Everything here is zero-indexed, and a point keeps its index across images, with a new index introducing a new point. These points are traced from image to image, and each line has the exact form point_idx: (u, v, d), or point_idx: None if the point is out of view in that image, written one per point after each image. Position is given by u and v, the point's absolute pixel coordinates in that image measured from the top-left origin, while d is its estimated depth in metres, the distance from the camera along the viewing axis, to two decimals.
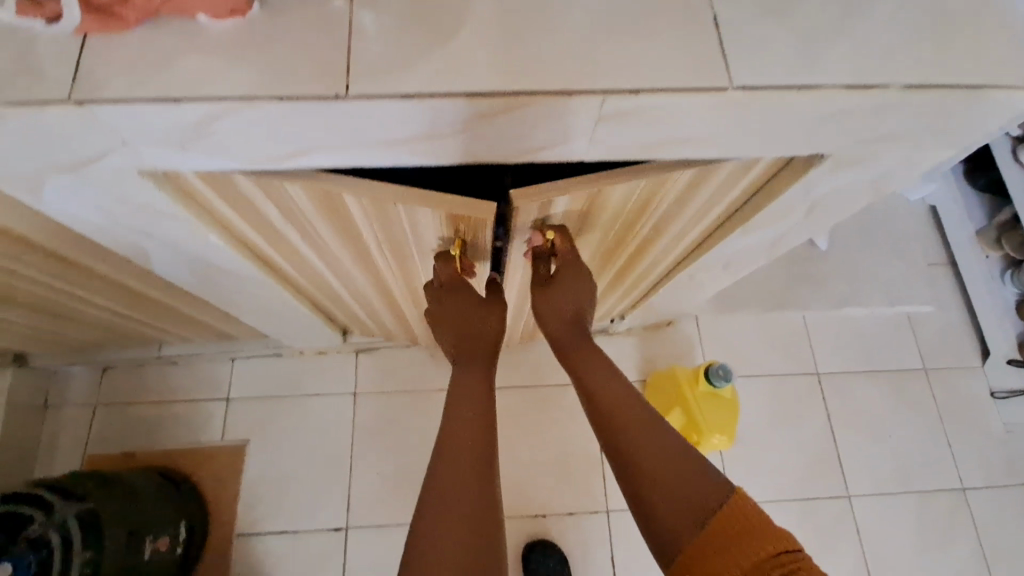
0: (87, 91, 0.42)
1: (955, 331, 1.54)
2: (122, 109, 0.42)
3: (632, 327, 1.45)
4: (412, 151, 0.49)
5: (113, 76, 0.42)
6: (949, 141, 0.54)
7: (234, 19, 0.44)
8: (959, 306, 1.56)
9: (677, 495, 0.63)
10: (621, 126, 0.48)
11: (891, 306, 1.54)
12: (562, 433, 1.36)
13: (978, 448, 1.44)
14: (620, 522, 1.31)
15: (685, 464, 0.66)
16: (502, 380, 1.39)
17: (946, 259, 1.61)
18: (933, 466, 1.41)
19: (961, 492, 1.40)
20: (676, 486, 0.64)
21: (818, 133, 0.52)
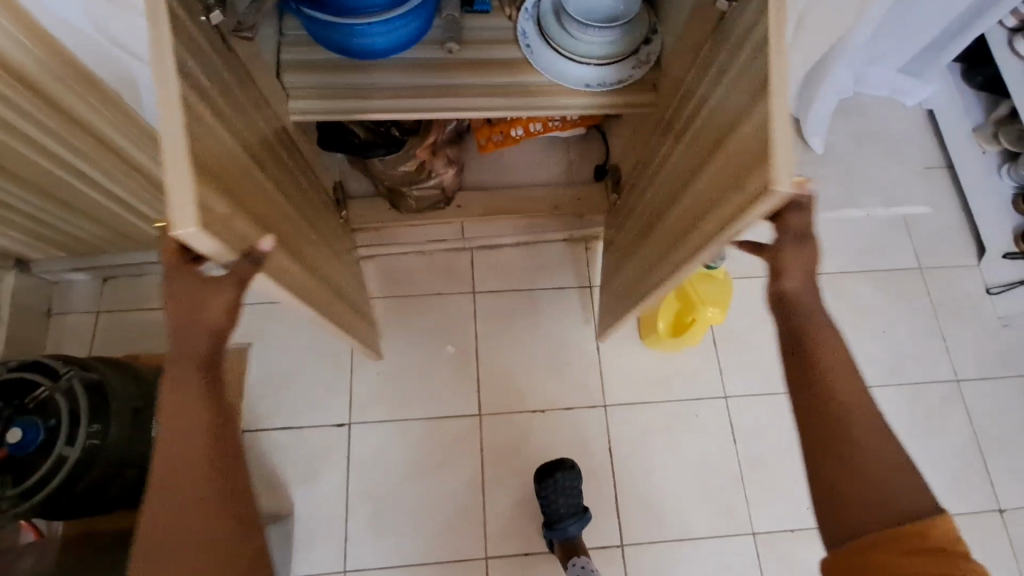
0: None
1: (952, 231, 1.54)
2: None
3: None
4: None
5: None
6: None
7: None
8: (956, 207, 1.56)
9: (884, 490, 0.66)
10: None
11: (887, 207, 1.54)
12: (559, 332, 1.38)
13: (973, 341, 1.45)
14: (619, 416, 1.32)
15: (894, 460, 0.68)
16: (499, 283, 1.40)
17: (943, 162, 1.60)
18: (929, 359, 1.42)
19: (955, 383, 1.41)
20: (893, 488, 0.66)
21: None
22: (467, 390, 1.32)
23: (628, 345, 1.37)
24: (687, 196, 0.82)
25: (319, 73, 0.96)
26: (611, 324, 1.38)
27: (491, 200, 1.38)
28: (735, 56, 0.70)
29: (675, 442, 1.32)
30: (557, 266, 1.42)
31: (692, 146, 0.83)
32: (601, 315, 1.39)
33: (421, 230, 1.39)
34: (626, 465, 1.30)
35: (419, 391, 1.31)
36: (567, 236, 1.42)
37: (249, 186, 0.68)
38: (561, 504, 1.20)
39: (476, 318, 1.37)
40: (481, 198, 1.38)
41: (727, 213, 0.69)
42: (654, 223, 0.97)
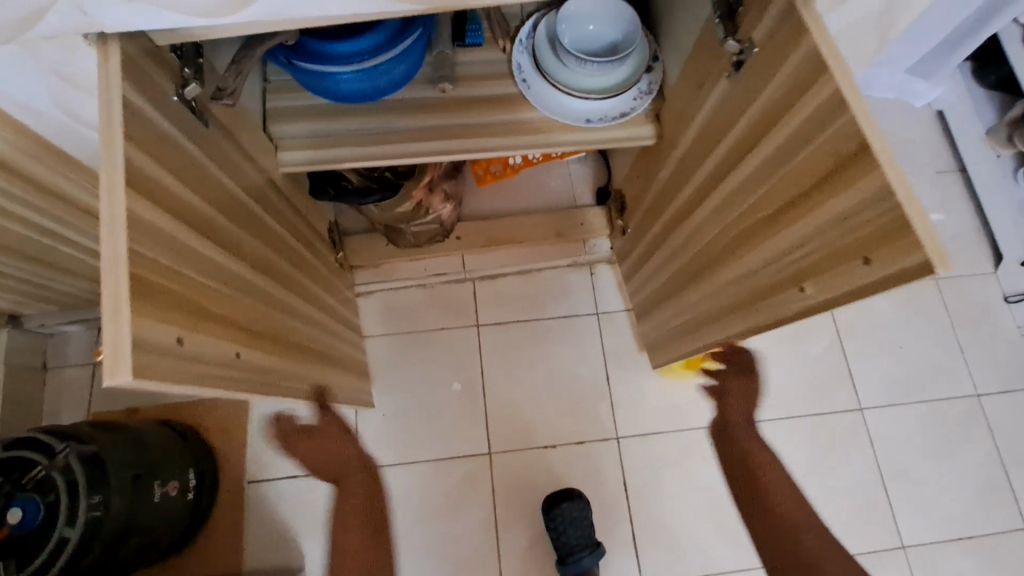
0: None
1: (966, 239, 1.49)
2: None
3: None
4: None
5: None
6: None
7: None
8: (970, 213, 1.51)
9: None
10: None
11: None
12: (569, 365, 1.34)
13: (992, 354, 1.40)
14: (631, 448, 1.29)
15: None
16: (504, 316, 1.36)
17: (954, 167, 1.55)
18: (947, 375, 1.38)
19: (976, 399, 1.37)
20: None
21: None
22: (475, 428, 1.28)
23: (639, 375, 1.33)
24: (750, 263, 0.73)
25: (305, 120, 0.91)
26: (620, 353, 1.35)
27: (491, 230, 1.34)
28: (748, 104, 0.65)
29: (689, 472, 1.28)
30: (563, 296, 1.38)
31: (727, 212, 0.74)
32: (609, 344, 1.35)
33: (421, 265, 1.35)
34: (640, 498, 1.27)
35: (425, 431, 1.28)
36: (572, 265, 1.38)
37: (232, 266, 0.63)
38: (573, 536, 1.17)
39: (481, 354, 1.33)
40: (480, 229, 1.33)
41: (838, 286, 0.59)
42: (698, 273, 0.90)
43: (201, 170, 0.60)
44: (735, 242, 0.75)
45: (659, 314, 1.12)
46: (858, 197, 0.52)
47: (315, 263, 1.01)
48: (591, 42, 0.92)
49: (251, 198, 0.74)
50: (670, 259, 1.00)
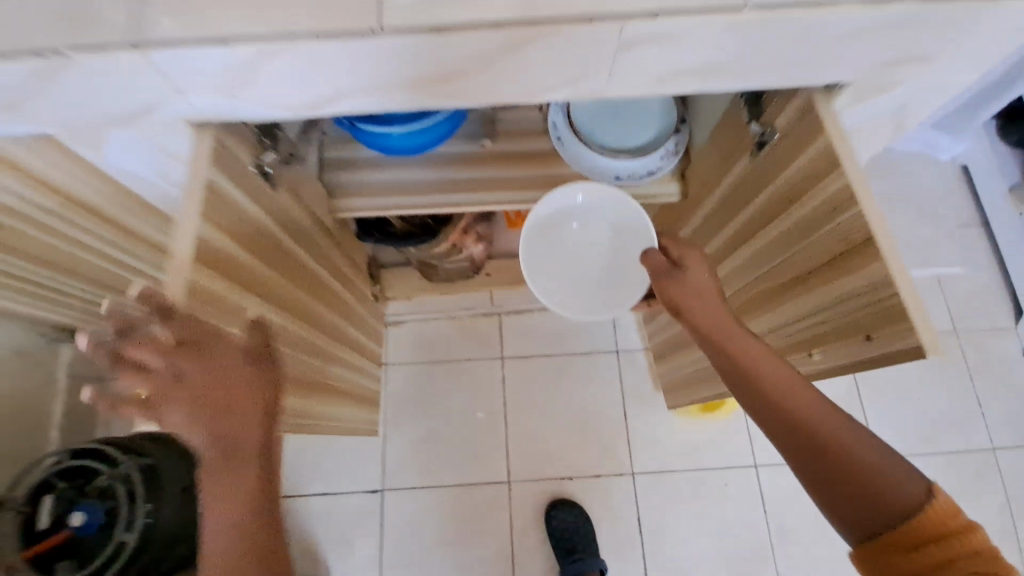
0: (140, 32, 0.44)
1: (986, 292, 1.51)
2: (172, 48, 0.44)
3: None
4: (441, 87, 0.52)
5: (155, 12, 0.44)
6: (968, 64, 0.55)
7: None
8: (992, 267, 1.52)
9: None
10: (656, 53, 0.49)
11: (918, 269, 1.51)
12: (589, 400, 1.39)
13: (1009, 409, 1.41)
14: (646, 483, 1.32)
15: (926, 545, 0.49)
16: (527, 350, 1.42)
17: (979, 221, 1.57)
18: (963, 428, 1.40)
19: (993, 454, 1.38)
20: None
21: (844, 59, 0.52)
22: (496, 456, 1.33)
23: (656, 414, 1.37)
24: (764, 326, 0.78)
25: (356, 170, 1.00)
26: (638, 392, 1.39)
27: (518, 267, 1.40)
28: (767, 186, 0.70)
29: (704, 511, 1.31)
30: (584, 333, 1.43)
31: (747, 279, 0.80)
32: (628, 381, 1.40)
33: (452, 298, 1.42)
34: (653, 533, 1.30)
35: (449, 456, 1.33)
36: None
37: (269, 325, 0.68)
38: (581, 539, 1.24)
39: (504, 385, 1.39)
40: (508, 266, 1.40)
41: (838, 348, 0.65)
42: None
43: (257, 231, 0.66)
44: (755, 300, 0.79)
45: (681, 360, 1.16)
46: (862, 284, 0.57)
47: (353, 297, 1.08)
48: (581, 240, 0.86)
49: (299, 247, 0.80)
50: None
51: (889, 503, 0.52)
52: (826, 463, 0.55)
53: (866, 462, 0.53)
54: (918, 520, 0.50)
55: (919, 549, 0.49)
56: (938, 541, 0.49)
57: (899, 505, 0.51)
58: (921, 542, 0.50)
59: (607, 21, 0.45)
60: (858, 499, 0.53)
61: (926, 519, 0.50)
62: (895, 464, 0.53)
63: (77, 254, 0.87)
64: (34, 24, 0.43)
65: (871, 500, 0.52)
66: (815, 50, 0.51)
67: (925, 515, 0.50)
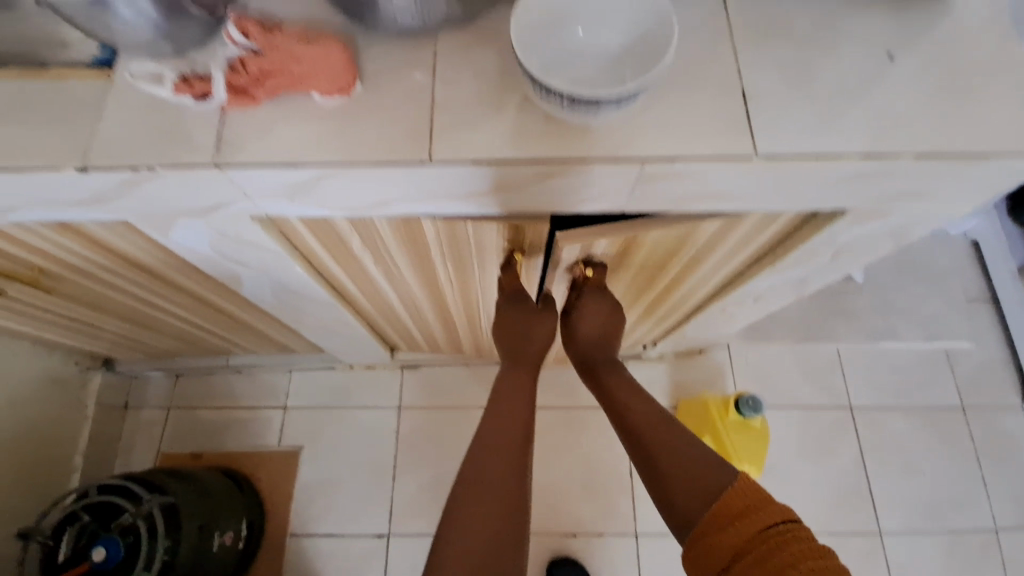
0: (228, 157, 0.50)
1: (993, 367, 1.53)
2: (255, 168, 0.51)
3: (664, 352, 1.47)
4: (482, 201, 0.58)
5: (243, 143, 0.51)
6: (964, 198, 0.59)
7: (340, 97, 0.51)
8: (999, 343, 1.55)
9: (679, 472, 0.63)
10: (676, 182, 0.54)
11: (924, 341, 1.53)
12: (596, 455, 1.41)
13: (1014, 490, 1.42)
14: (648, 543, 1.34)
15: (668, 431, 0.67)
16: (539, 400, 1.46)
17: (987, 295, 1.59)
18: (967, 506, 1.41)
19: (1000, 536, 1.38)
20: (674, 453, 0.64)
21: (851, 192, 0.57)
22: None
23: None
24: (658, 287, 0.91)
25: None
26: None
27: None
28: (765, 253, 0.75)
29: None
30: None
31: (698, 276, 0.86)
32: None
33: None
34: None
35: None
36: None
37: None
38: None
39: None
40: None
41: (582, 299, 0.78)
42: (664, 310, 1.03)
43: None
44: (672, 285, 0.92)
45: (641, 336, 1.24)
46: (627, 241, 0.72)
47: None
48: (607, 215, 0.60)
49: None
50: (676, 312, 1.09)
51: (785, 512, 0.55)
52: (703, 482, 0.60)
53: (676, 447, 0.65)
54: (755, 509, 0.55)
55: (750, 544, 0.53)
56: (759, 536, 0.53)
57: (748, 503, 0.56)
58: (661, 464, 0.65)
59: (631, 165, 0.51)
60: (735, 502, 0.57)
61: (744, 493, 0.57)
62: (717, 459, 0.62)
63: (130, 302, 0.94)
64: (135, 145, 0.50)
65: (709, 541, 0.56)
66: (822, 188, 0.56)
67: (735, 498, 0.57)
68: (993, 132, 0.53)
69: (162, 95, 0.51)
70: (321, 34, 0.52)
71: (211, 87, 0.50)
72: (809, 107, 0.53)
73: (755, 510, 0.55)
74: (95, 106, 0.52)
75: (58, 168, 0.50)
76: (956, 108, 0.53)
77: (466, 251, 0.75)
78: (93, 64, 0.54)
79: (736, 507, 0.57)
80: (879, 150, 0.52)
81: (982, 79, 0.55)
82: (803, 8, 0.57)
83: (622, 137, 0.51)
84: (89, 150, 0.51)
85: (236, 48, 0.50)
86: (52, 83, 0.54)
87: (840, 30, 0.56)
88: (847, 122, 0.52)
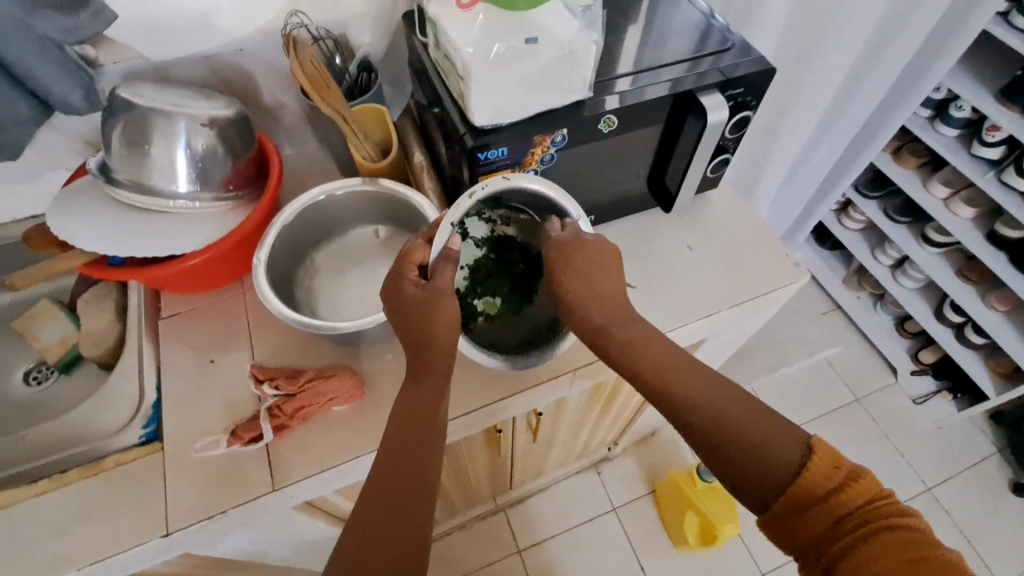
0: (282, 479, 0.66)
1: (863, 360, 1.82)
2: (304, 481, 0.66)
3: (625, 448, 1.65)
4: (472, 429, 0.78)
5: (290, 464, 0.67)
6: (768, 309, 0.89)
7: (354, 403, 0.70)
8: (858, 339, 1.86)
9: (751, 460, 0.51)
10: (596, 368, 0.80)
11: (809, 358, 1.80)
12: (602, 563, 1.53)
13: (925, 450, 1.67)
14: None
15: (722, 397, 0.56)
16: (538, 535, 1.56)
17: (833, 306, 1.91)
18: (898, 476, 1.63)
19: (932, 494, 1.60)
20: (729, 425, 0.54)
21: (700, 335, 0.84)
22: None
23: (663, 557, 1.53)
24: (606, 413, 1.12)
25: None
26: (643, 542, 1.55)
27: None
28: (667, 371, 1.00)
29: None
30: (580, 502, 1.61)
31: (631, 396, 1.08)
32: (631, 534, 1.56)
33: None
34: None
35: None
36: (580, 471, 1.63)
37: None
38: None
39: None
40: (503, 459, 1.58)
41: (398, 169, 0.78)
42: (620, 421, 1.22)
43: None
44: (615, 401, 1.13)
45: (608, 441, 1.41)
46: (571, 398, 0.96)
47: None
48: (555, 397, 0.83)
49: None
50: (621, 416, 1.30)
51: (833, 481, 0.48)
52: (819, 477, 0.48)
53: (725, 394, 0.56)
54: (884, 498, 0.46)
55: (842, 522, 0.46)
56: (876, 512, 0.46)
57: (842, 462, 0.48)
58: (807, 501, 0.48)
59: (561, 377, 0.77)
60: (834, 497, 0.47)
61: (806, 479, 0.48)
62: (779, 439, 0.52)
63: None
64: (210, 497, 0.65)
65: (772, 487, 0.50)
66: (684, 340, 0.82)
67: (816, 461, 0.49)
68: (764, 277, 0.84)
69: (222, 452, 0.68)
70: (331, 365, 0.73)
71: (427, 254, 0.64)
72: (653, 298, 0.81)
73: (875, 513, 0.45)
74: (158, 478, 0.67)
75: (145, 540, 0.63)
76: (734, 267, 0.84)
77: (455, 453, 0.95)
78: (140, 442, 0.70)
79: (813, 481, 0.48)
80: (704, 312, 0.80)
81: (741, 243, 0.87)
82: (627, 231, 0.87)
83: (544, 367, 0.78)
84: (166, 519, 0.64)
85: (270, 398, 0.69)
86: (110, 470, 0.67)
87: (653, 239, 0.86)
88: (677, 299, 0.81)
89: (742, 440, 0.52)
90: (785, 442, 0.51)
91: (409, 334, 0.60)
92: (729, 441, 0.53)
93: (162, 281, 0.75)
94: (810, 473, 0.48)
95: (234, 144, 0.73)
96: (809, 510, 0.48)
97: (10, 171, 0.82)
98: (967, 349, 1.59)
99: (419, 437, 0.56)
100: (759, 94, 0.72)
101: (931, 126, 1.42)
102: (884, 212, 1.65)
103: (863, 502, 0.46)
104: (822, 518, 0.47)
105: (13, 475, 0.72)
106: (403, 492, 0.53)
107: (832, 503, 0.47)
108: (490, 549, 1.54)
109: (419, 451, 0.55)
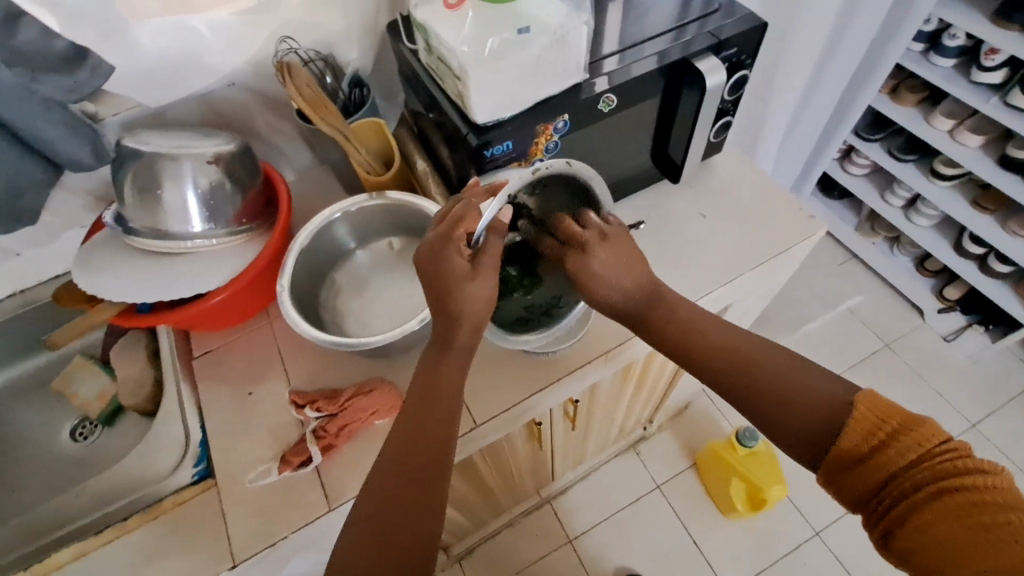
0: (337, 497, 0.67)
1: (887, 305, 1.80)
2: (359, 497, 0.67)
3: (660, 424, 1.64)
4: (512, 425, 0.79)
5: (342, 482, 0.68)
6: (789, 266, 0.88)
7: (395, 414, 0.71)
8: (878, 285, 1.84)
9: (796, 408, 0.52)
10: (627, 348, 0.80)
11: (832, 310, 1.79)
12: (655, 541, 1.53)
13: (963, 386, 1.65)
14: None
15: (760, 349, 0.58)
16: (586, 522, 1.57)
17: (849, 255, 1.89)
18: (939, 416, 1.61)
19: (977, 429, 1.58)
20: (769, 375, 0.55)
21: (726, 301, 0.84)
22: None
23: (714, 527, 1.53)
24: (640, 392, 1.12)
25: None
26: (691, 516, 1.55)
27: None
28: None
29: None
30: (623, 484, 1.61)
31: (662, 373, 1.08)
32: (679, 509, 1.56)
33: None
34: None
35: None
36: (619, 453, 1.63)
37: None
38: None
39: (583, 565, 1.51)
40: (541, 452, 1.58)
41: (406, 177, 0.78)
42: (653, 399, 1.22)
43: None
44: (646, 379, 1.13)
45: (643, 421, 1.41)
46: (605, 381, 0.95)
47: None
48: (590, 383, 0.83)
49: None
50: (654, 394, 1.30)
51: (890, 433, 0.47)
52: (870, 426, 0.48)
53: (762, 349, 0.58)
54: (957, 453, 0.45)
55: (899, 473, 0.46)
56: (948, 464, 0.44)
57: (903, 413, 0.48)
58: (861, 451, 0.48)
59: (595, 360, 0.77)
60: (890, 449, 0.47)
61: (856, 429, 0.49)
62: (825, 390, 0.52)
63: None
64: (270, 525, 0.66)
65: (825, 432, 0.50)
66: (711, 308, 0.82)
67: (867, 407, 0.49)
68: (782, 234, 0.83)
69: (275, 479, 0.69)
70: (368, 380, 0.73)
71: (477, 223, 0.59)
72: (674, 271, 0.81)
73: (939, 459, 0.45)
74: (217, 512, 0.68)
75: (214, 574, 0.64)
76: (751, 228, 0.84)
77: (497, 451, 0.95)
78: (194, 480, 0.71)
79: (862, 427, 0.48)
80: (726, 278, 0.80)
81: (753, 204, 0.86)
82: (638, 208, 0.87)
83: (576, 352, 0.78)
84: (231, 551, 0.65)
85: (313, 421, 0.70)
86: (169, 511, 0.69)
87: (664, 212, 0.86)
88: (698, 268, 0.81)
89: (791, 389, 0.54)
90: (829, 393, 0.52)
91: (442, 308, 0.58)
92: (766, 391, 0.55)
93: (190, 321, 0.76)
94: (861, 420, 0.49)
95: (240, 177, 0.74)
96: (864, 459, 0.48)
97: (29, 236, 0.84)
98: (993, 279, 1.56)
99: (428, 430, 0.56)
100: (753, 52, 0.72)
101: (925, 59, 1.40)
102: (888, 153, 1.63)
103: (921, 447, 0.46)
104: (880, 469, 0.47)
105: (75, 529, 0.74)
106: (415, 480, 0.53)
107: (887, 452, 0.47)
108: (541, 543, 1.54)
109: (430, 441, 0.55)
